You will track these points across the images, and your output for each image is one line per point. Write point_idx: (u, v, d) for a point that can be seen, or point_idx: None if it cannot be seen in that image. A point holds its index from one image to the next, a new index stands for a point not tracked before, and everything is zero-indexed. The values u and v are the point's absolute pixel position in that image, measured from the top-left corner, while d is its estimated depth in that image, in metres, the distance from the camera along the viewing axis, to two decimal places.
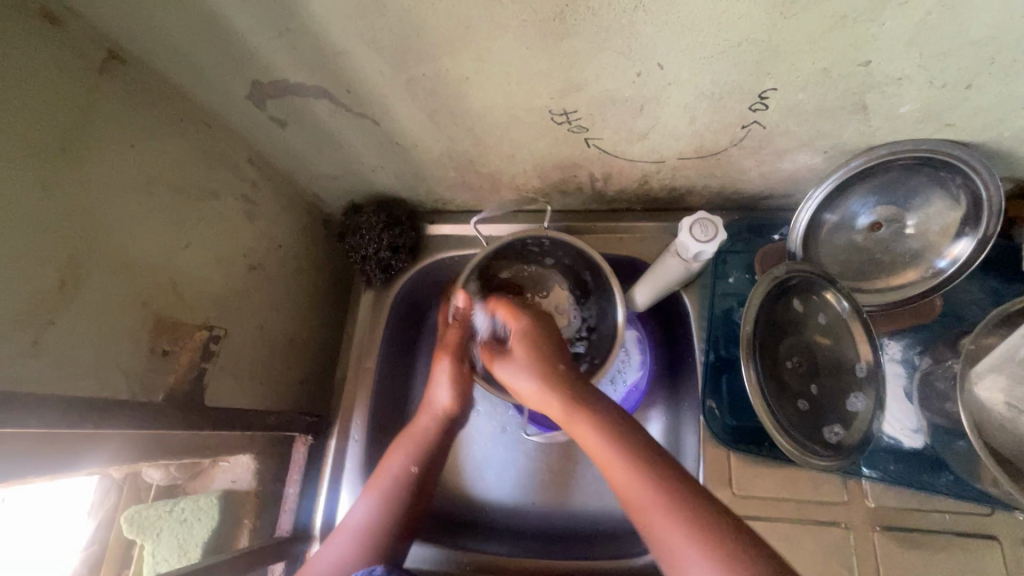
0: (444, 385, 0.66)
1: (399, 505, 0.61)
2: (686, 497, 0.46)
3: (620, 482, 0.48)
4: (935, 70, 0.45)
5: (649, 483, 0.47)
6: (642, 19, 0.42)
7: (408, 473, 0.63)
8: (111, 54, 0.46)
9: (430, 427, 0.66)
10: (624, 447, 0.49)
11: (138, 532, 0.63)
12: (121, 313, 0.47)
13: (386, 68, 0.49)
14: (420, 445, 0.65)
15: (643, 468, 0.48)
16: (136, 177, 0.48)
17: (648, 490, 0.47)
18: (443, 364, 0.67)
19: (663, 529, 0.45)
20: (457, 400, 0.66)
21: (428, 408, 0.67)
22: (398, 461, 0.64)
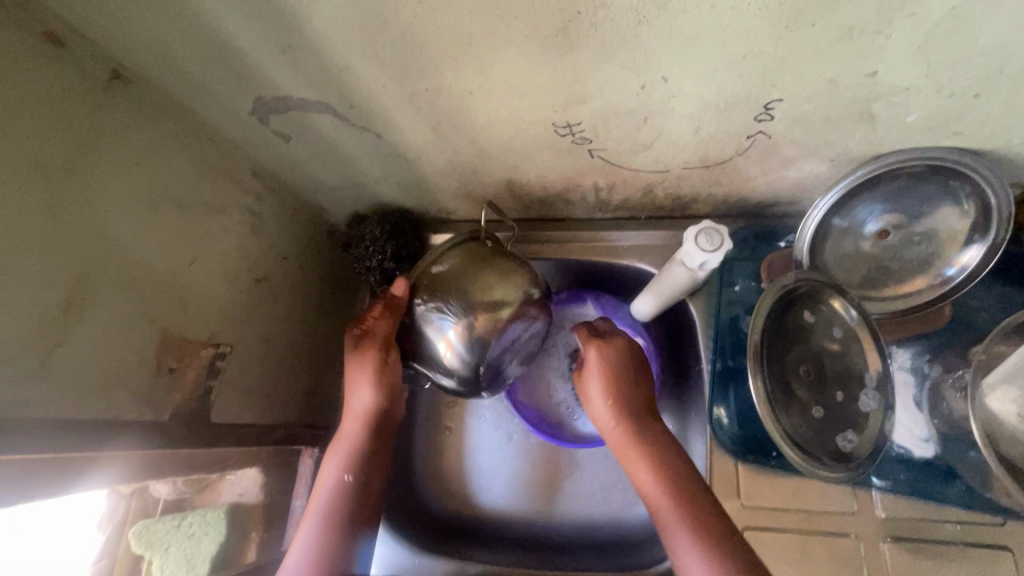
0: (367, 388, 0.63)
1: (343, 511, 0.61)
2: (711, 527, 0.53)
3: (656, 502, 0.57)
4: (943, 79, 0.45)
5: (679, 506, 0.55)
6: (645, 33, 0.41)
7: (342, 483, 0.62)
8: (115, 74, 0.46)
9: (358, 427, 0.64)
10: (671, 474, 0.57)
11: (145, 547, 0.60)
12: (129, 332, 0.47)
13: (389, 83, 0.49)
14: (353, 451, 0.63)
15: (680, 496, 0.56)
16: (140, 195, 0.48)
17: (675, 512, 0.55)
18: (354, 369, 0.63)
19: (679, 542, 0.54)
20: (382, 395, 0.63)
21: (353, 410, 0.64)
22: (332, 469, 0.63)
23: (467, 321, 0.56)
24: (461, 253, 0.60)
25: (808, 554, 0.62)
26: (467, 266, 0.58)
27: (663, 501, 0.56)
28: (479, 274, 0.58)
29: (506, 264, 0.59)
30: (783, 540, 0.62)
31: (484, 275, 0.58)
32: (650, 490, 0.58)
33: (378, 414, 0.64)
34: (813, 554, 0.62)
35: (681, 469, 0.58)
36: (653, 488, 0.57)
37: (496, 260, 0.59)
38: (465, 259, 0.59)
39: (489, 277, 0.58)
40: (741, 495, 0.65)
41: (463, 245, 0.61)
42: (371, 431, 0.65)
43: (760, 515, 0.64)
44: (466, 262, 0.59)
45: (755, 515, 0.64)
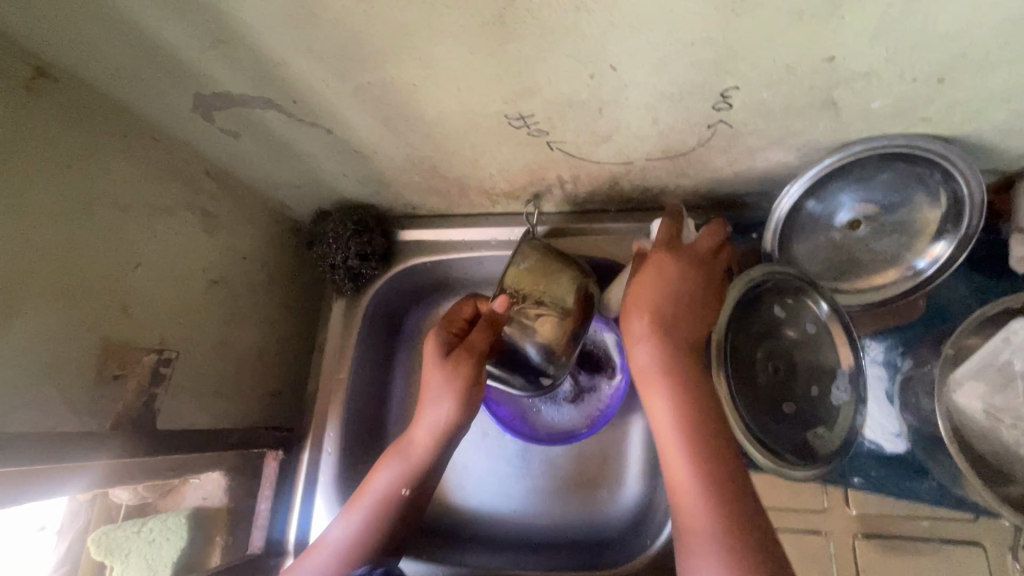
0: (447, 398, 0.62)
1: (387, 523, 0.63)
2: (739, 522, 0.48)
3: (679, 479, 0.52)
4: (904, 63, 0.43)
5: (708, 488, 0.50)
6: (586, 20, 0.39)
7: (399, 496, 0.63)
8: (39, 72, 0.44)
9: (429, 440, 0.64)
10: (707, 454, 0.51)
11: (105, 554, 0.61)
12: (66, 340, 0.46)
13: (330, 77, 0.47)
14: (412, 465, 0.64)
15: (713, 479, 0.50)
16: (74, 198, 0.47)
17: (699, 491, 0.50)
18: (438, 377, 0.63)
19: (697, 524, 0.49)
20: (458, 412, 0.62)
21: (424, 420, 0.64)
22: (390, 479, 0.63)
23: (549, 336, 0.64)
24: (537, 261, 0.65)
25: None
26: (541, 277, 0.64)
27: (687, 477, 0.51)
28: (554, 285, 0.64)
29: (574, 271, 0.65)
30: None
31: (555, 285, 0.64)
32: (673, 463, 0.52)
33: (450, 429, 0.63)
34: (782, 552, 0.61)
35: (719, 448, 0.52)
36: (680, 461, 0.52)
37: (564, 267, 0.65)
38: (539, 268, 0.65)
39: (562, 286, 0.64)
40: None
41: (538, 251, 0.66)
42: (441, 446, 0.64)
43: None
44: (540, 272, 0.65)
45: None
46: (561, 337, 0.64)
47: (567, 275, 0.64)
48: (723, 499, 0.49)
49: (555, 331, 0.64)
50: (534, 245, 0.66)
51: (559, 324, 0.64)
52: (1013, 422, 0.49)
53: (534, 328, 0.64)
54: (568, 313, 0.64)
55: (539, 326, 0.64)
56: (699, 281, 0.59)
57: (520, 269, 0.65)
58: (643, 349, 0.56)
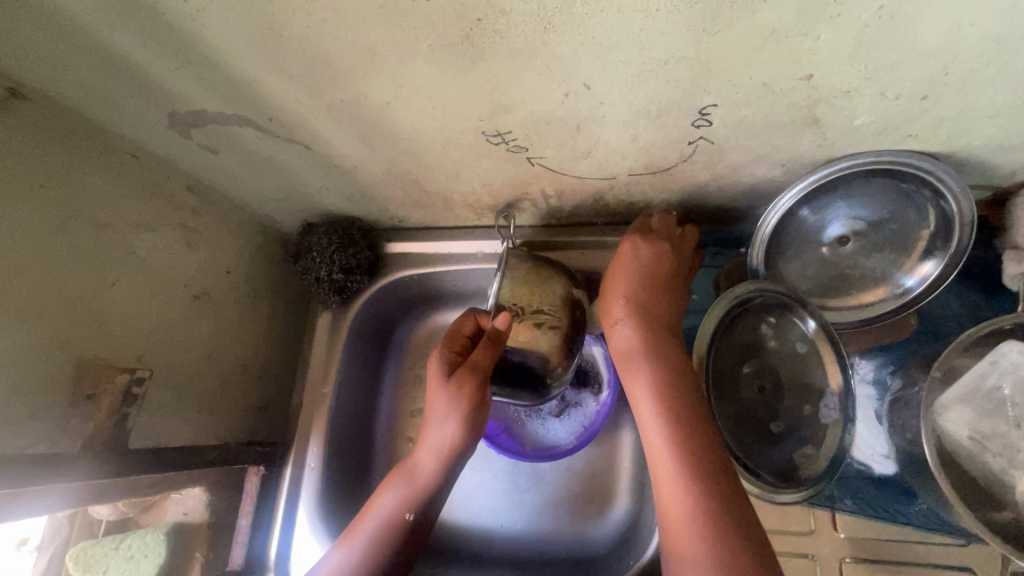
0: (452, 416, 0.60)
1: (393, 549, 0.61)
2: (721, 503, 0.46)
3: (657, 459, 0.49)
4: (886, 80, 0.42)
5: (688, 466, 0.48)
6: (555, 40, 0.38)
7: (405, 522, 0.61)
8: (13, 92, 0.44)
9: (433, 463, 0.62)
10: (686, 430, 0.49)
11: (85, 570, 0.62)
12: (36, 360, 0.46)
13: (303, 96, 0.47)
14: (418, 491, 0.62)
15: (692, 457, 0.48)
16: (47, 218, 0.46)
17: (677, 468, 0.48)
18: (440, 399, 0.60)
19: (675, 503, 0.47)
20: (464, 433, 0.60)
21: (428, 441, 0.62)
22: (396, 503, 0.62)
23: (552, 347, 0.64)
24: (528, 271, 0.65)
25: None
26: (537, 287, 0.64)
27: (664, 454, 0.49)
28: (551, 294, 0.64)
29: (565, 278, 0.66)
30: None
31: (551, 293, 0.64)
32: (653, 442, 0.50)
33: (455, 449, 0.61)
34: None
35: (699, 423, 0.50)
36: (658, 439, 0.50)
37: (555, 275, 0.66)
38: (527, 274, 0.65)
39: (557, 295, 0.65)
40: None
41: (525, 260, 0.66)
42: (446, 469, 0.62)
43: None
44: (536, 283, 0.64)
45: None
46: (564, 347, 0.64)
47: (560, 283, 0.65)
48: (702, 477, 0.47)
49: (558, 342, 0.64)
50: (521, 255, 0.66)
51: (562, 335, 0.64)
52: (1001, 450, 0.47)
53: (537, 341, 0.64)
54: (568, 323, 0.64)
55: (543, 339, 0.63)
56: (673, 264, 0.59)
57: (515, 281, 0.64)
58: (622, 334, 0.56)
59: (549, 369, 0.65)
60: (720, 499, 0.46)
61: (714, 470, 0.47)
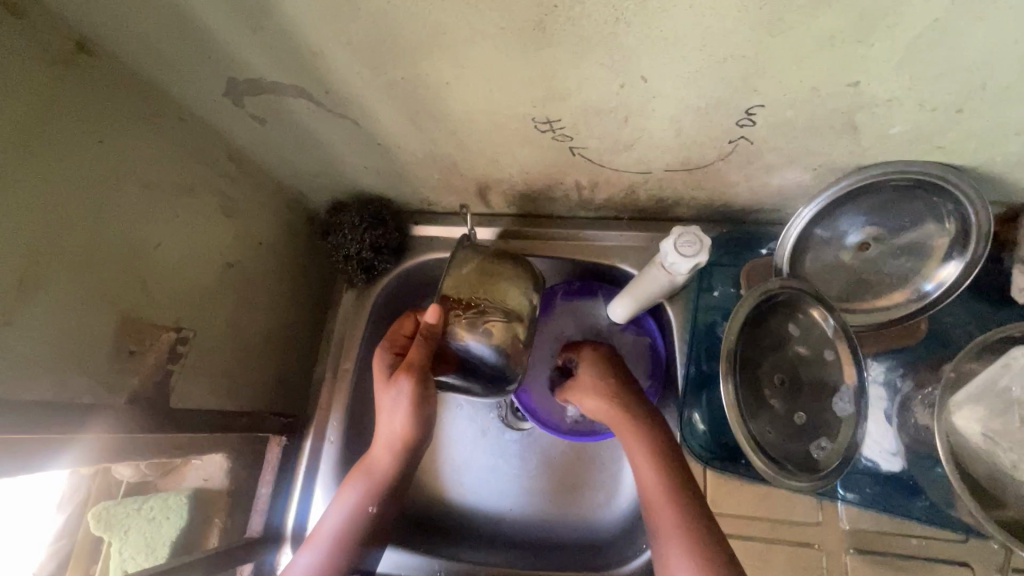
0: (400, 409, 0.58)
1: (359, 536, 0.63)
2: (707, 540, 0.53)
3: (658, 511, 0.56)
4: (926, 93, 0.44)
5: (682, 513, 0.55)
6: (623, 31, 0.40)
7: (368, 513, 0.63)
8: (79, 46, 0.45)
9: (389, 458, 0.62)
10: (674, 480, 0.57)
11: (106, 530, 0.65)
12: (86, 313, 0.46)
13: (364, 70, 0.48)
14: (375, 483, 0.63)
15: (679, 503, 0.56)
16: (103, 172, 0.47)
17: (670, 511, 0.56)
18: (383, 397, 0.59)
19: (671, 544, 0.54)
20: (413, 426, 0.59)
21: (380, 436, 0.61)
22: (357, 497, 0.63)
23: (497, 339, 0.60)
24: (474, 266, 0.63)
25: (771, 561, 0.62)
26: (480, 282, 0.62)
27: (661, 501, 0.56)
28: (497, 290, 0.62)
29: (513, 272, 0.64)
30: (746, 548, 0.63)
31: (496, 287, 0.62)
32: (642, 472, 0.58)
33: (405, 443, 0.60)
34: (774, 561, 0.62)
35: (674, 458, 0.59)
36: (654, 488, 0.57)
37: (502, 270, 0.63)
38: (478, 269, 0.63)
39: (502, 290, 0.62)
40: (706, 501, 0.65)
41: (475, 253, 0.63)
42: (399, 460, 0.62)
43: (724, 521, 0.64)
44: (478, 278, 0.62)
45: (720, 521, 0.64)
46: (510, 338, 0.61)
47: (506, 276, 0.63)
48: (691, 522, 0.54)
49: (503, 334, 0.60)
50: (472, 248, 0.64)
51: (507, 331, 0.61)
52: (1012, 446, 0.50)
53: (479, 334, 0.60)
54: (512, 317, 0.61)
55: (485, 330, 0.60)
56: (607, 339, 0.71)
57: (460, 275, 0.62)
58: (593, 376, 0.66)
59: (499, 361, 0.61)
60: (704, 536, 0.54)
61: (698, 516, 0.55)
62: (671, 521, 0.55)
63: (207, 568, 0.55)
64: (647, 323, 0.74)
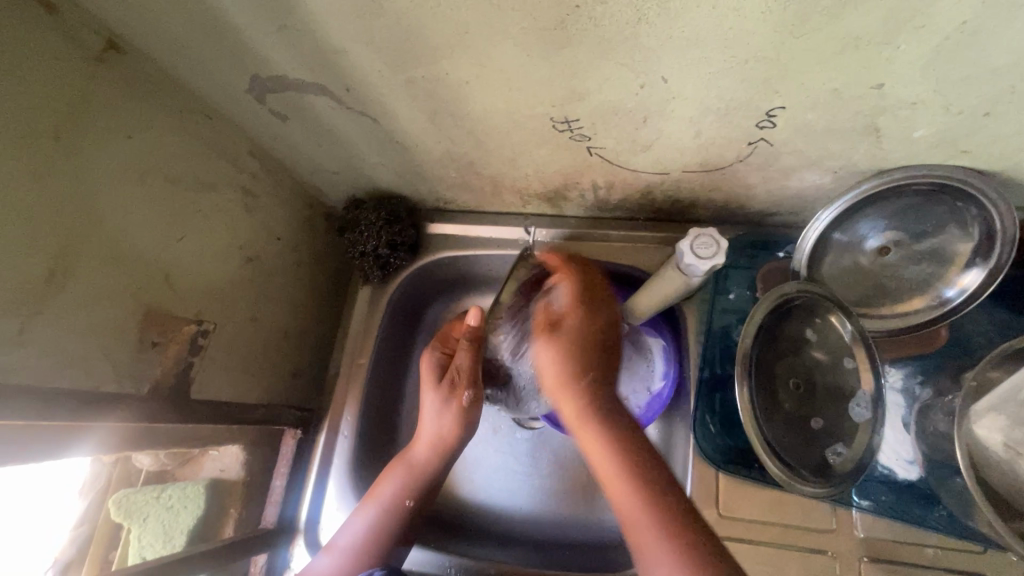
0: (447, 413, 0.61)
1: (391, 531, 0.61)
2: (686, 523, 0.46)
3: (618, 503, 0.49)
4: (951, 96, 0.44)
5: (640, 497, 0.48)
6: (644, 32, 0.40)
7: (405, 508, 0.62)
8: (109, 43, 0.46)
9: (432, 454, 0.63)
10: (625, 453, 0.50)
11: (126, 515, 0.68)
12: (112, 303, 0.48)
13: (385, 69, 0.49)
14: (414, 478, 0.63)
15: (630, 481, 0.49)
16: (132, 168, 0.48)
17: (632, 500, 0.48)
18: (431, 396, 0.62)
19: (647, 541, 0.46)
20: (459, 426, 0.61)
21: (423, 431, 0.63)
22: (393, 490, 0.62)
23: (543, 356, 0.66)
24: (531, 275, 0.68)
25: (783, 567, 0.61)
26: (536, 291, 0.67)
27: (615, 487, 0.49)
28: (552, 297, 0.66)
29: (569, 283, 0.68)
30: (758, 554, 0.62)
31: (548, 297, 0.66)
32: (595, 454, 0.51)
33: (450, 441, 0.62)
34: (787, 567, 0.62)
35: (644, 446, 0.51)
36: (603, 467, 0.51)
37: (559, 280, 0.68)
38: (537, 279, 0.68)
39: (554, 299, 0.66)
40: (719, 505, 0.64)
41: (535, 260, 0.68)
42: (442, 457, 0.63)
43: (736, 526, 0.63)
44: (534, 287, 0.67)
45: (732, 526, 0.63)
46: None
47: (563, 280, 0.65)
48: (663, 506, 0.47)
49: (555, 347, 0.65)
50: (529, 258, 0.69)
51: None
52: None
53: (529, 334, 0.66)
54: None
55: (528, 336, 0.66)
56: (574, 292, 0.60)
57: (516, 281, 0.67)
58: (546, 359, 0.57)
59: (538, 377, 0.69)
60: (678, 520, 0.46)
61: (665, 496, 0.48)
62: (632, 509, 0.47)
63: (222, 556, 0.56)
64: (663, 325, 0.74)
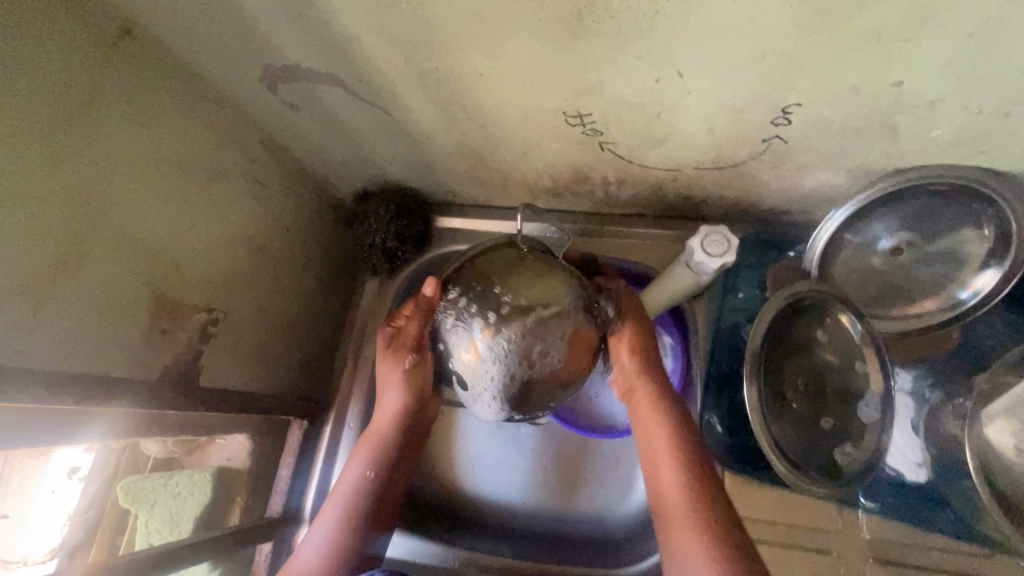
0: (400, 385, 0.62)
1: (358, 510, 0.61)
2: (721, 522, 0.52)
3: (669, 504, 0.54)
4: (972, 94, 0.43)
5: (690, 501, 0.53)
6: (662, 25, 0.40)
7: (366, 479, 0.62)
8: (125, 30, 0.46)
9: (389, 427, 0.63)
10: (694, 481, 0.54)
11: (133, 502, 0.68)
12: (124, 290, 0.48)
13: (398, 60, 0.48)
14: (376, 450, 0.63)
15: (684, 492, 0.54)
16: (144, 155, 0.48)
17: (682, 502, 0.54)
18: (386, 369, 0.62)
19: (685, 532, 0.52)
20: (412, 394, 0.62)
21: (386, 402, 0.63)
22: (355, 469, 0.62)
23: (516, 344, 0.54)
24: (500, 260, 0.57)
25: (787, 567, 0.61)
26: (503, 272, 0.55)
27: (674, 497, 0.55)
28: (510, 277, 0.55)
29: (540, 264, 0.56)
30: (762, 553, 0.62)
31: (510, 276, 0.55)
32: (668, 485, 0.55)
33: (405, 412, 0.63)
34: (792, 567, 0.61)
35: (697, 452, 0.57)
36: (675, 499, 0.54)
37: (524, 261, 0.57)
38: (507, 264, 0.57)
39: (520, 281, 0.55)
40: None
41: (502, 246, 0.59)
42: (401, 429, 0.63)
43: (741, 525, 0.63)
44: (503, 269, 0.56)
45: None
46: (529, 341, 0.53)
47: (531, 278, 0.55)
48: (702, 515, 0.52)
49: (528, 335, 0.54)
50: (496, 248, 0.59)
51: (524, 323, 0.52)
52: None
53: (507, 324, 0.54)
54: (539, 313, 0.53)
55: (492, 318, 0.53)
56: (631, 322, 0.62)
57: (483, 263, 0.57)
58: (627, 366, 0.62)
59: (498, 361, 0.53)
60: (712, 520, 0.52)
61: (706, 505, 0.53)
62: (680, 510, 0.53)
63: (228, 544, 0.57)
64: (671, 322, 0.73)
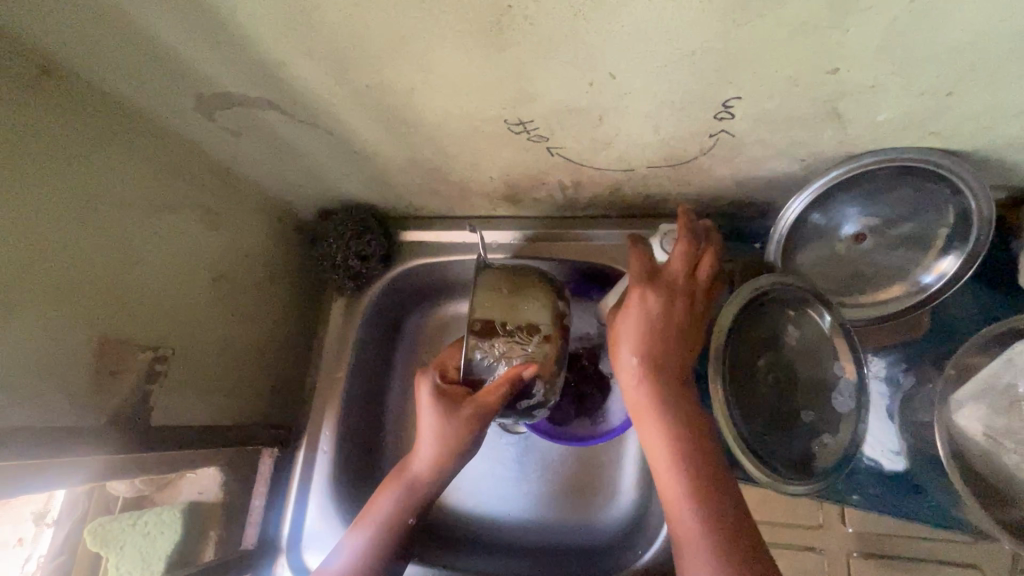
0: (442, 428, 0.58)
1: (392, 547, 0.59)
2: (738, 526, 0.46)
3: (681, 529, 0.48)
4: (911, 77, 0.42)
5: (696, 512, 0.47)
6: (585, 28, 0.39)
7: (399, 515, 0.59)
8: (45, 70, 0.44)
9: (426, 468, 0.59)
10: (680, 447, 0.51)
11: (102, 545, 0.68)
12: (63, 335, 0.47)
13: (330, 80, 0.47)
14: (414, 493, 0.60)
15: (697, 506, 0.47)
16: (76, 196, 0.47)
17: (691, 515, 0.48)
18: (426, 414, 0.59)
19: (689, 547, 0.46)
20: (455, 439, 0.58)
21: (424, 441, 0.59)
22: (388, 503, 0.60)
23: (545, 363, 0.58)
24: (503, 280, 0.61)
25: None
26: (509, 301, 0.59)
27: (677, 517, 0.48)
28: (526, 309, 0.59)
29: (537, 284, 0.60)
30: None
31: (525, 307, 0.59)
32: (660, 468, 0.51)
33: (448, 454, 0.58)
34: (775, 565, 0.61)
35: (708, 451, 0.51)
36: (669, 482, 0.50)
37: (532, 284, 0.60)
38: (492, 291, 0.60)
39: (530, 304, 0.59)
40: None
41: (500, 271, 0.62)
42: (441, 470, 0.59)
43: None
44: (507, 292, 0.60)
45: None
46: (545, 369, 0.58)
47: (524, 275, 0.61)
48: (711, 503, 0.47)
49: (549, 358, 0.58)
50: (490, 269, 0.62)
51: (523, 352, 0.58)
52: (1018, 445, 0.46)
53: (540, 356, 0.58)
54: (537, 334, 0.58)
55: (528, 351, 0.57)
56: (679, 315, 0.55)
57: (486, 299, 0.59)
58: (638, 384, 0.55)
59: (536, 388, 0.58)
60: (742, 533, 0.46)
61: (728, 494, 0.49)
62: (686, 528, 0.47)
63: None
64: None
